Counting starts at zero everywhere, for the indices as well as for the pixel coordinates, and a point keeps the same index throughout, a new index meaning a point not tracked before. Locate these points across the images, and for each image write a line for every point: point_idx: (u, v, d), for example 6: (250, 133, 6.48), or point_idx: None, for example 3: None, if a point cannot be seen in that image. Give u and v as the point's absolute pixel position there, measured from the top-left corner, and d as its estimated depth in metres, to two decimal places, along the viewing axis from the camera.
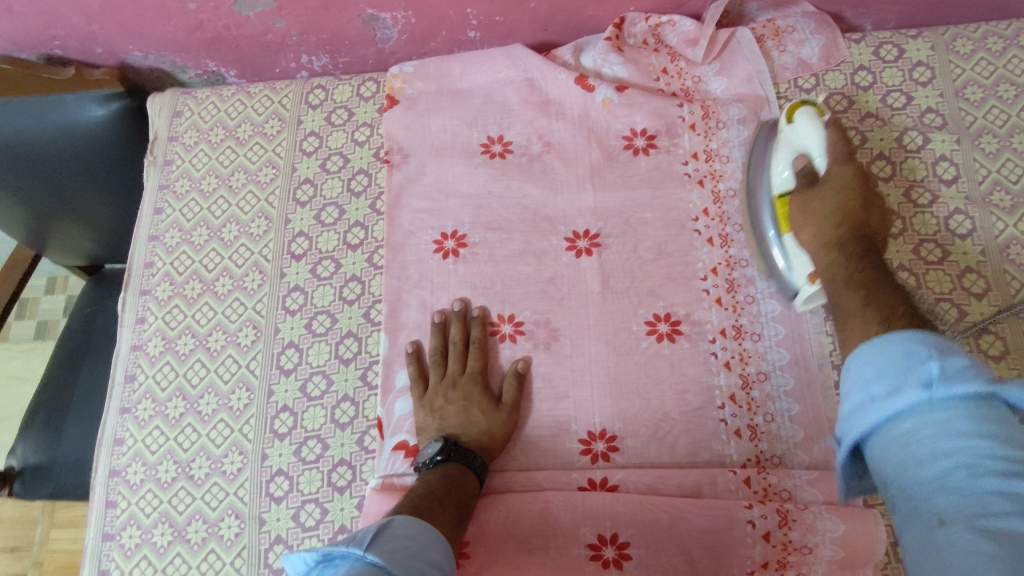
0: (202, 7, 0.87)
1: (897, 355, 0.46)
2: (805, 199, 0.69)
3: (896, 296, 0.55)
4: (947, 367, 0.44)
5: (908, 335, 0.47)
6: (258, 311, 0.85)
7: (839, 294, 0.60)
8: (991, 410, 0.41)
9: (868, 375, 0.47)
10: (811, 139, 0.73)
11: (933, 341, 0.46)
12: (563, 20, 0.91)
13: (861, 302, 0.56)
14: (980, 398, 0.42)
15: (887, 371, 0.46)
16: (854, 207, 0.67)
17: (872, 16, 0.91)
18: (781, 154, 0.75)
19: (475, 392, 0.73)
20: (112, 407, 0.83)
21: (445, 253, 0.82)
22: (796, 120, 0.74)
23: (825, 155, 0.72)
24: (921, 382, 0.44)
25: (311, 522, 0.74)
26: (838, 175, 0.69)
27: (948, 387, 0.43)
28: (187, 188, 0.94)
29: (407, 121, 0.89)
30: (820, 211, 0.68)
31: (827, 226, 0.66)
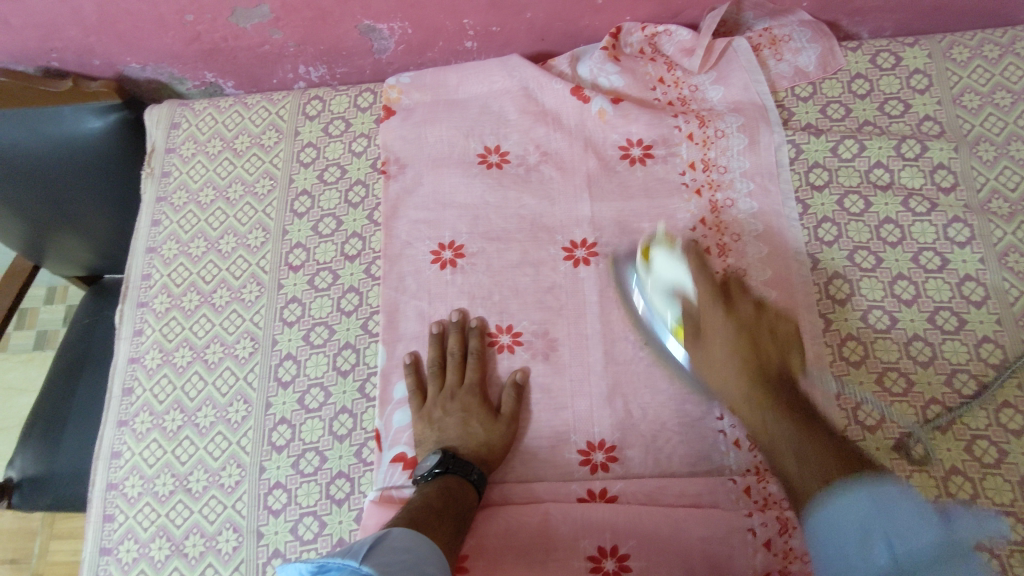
0: (199, 18, 0.87)
1: (859, 521, 0.53)
2: (701, 350, 0.69)
3: (828, 453, 0.57)
4: (909, 528, 0.52)
5: (864, 482, 0.54)
6: (256, 323, 0.85)
7: (781, 459, 0.60)
8: (951, 558, 0.51)
9: (836, 531, 0.53)
10: (677, 278, 0.72)
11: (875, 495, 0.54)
12: (559, 30, 0.91)
13: (799, 468, 0.58)
14: (936, 551, 0.51)
15: (860, 535, 0.53)
16: (749, 347, 0.66)
17: (869, 24, 0.91)
18: (654, 297, 0.74)
19: (473, 404, 0.73)
20: (109, 420, 0.83)
21: (443, 264, 0.82)
22: (653, 263, 0.75)
23: (696, 293, 0.71)
24: (890, 550, 0.52)
25: (309, 535, 0.74)
26: (720, 317, 0.69)
27: (913, 551, 0.51)
28: (185, 200, 0.94)
29: (404, 132, 0.89)
30: (723, 363, 0.67)
31: (732, 374, 0.66)
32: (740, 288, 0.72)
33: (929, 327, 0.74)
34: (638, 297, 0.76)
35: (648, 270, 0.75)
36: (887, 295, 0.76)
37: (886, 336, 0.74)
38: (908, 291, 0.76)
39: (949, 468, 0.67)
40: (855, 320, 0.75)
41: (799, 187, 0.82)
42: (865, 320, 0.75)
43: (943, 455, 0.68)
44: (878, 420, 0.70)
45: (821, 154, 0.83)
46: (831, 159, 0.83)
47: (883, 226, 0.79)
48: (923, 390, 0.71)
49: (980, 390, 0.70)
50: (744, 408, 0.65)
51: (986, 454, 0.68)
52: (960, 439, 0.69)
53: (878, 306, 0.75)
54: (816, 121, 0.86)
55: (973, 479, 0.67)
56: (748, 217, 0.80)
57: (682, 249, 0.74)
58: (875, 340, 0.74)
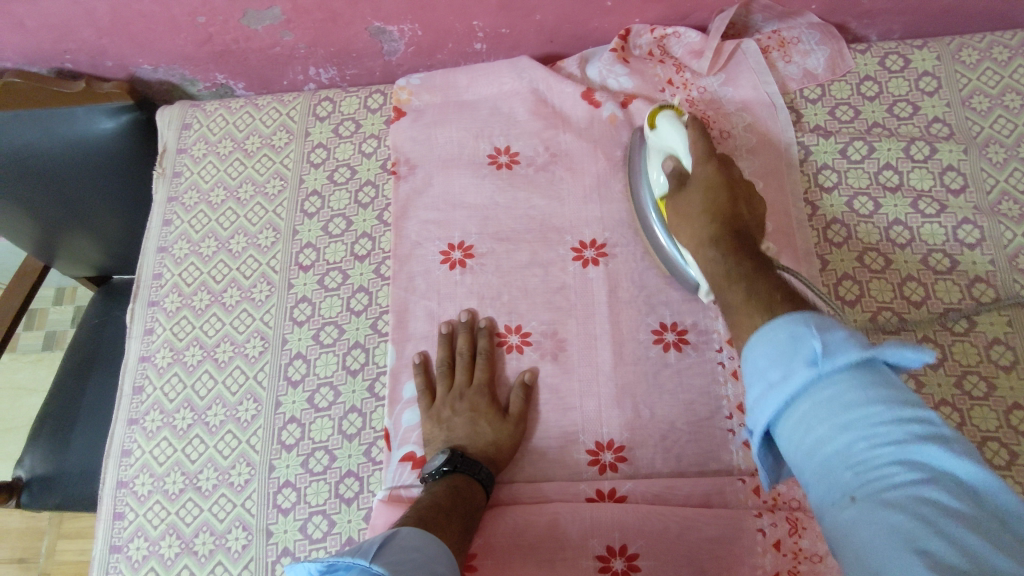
0: (211, 20, 0.88)
1: (786, 341, 0.48)
2: (678, 203, 0.72)
3: (772, 293, 0.57)
4: (832, 342, 0.46)
5: (804, 315, 0.49)
6: (266, 322, 0.85)
7: (726, 292, 0.62)
8: (873, 380, 0.44)
9: (761, 362, 0.49)
10: (676, 142, 0.76)
11: (813, 321, 0.48)
12: (569, 33, 0.92)
13: (743, 301, 0.58)
14: (863, 366, 0.44)
15: (778, 356, 0.48)
16: (724, 206, 0.70)
17: (877, 27, 0.91)
18: (653, 159, 0.78)
19: (482, 404, 0.73)
20: (119, 418, 0.84)
21: (452, 264, 0.82)
22: (658, 125, 0.78)
23: (690, 158, 0.74)
24: (808, 364, 0.46)
25: (318, 534, 0.74)
26: (705, 175, 0.72)
27: (833, 363, 0.45)
28: (196, 200, 0.94)
29: (414, 133, 0.90)
30: (695, 218, 0.70)
31: (703, 226, 0.69)
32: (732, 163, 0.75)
33: (939, 329, 0.74)
34: (642, 160, 0.80)
35: (652, 132, 0.79)
36: (897, 296, 0.76)
37: (896, 337, 0.74)
38: (918, 292, 0.76)
39: None
40: (864, 321, 0.75)
41: (808, 189, 0.82)
42: (874, 322, 0.75)
43: None
44: None
45: (830, 156, 0.84)
46: (840, 161, 0.83)
47: (892, 227, 0.79)
48: (934, 392, 0.71)
49: (991, 392, 0.70)
50: (704, 252, 0.68)
51: (997, 456, 0.67)
52: (971, 440, 0.68)
53: (888, 308, 0.75)
54: (825, 123, 0.86)
55: None
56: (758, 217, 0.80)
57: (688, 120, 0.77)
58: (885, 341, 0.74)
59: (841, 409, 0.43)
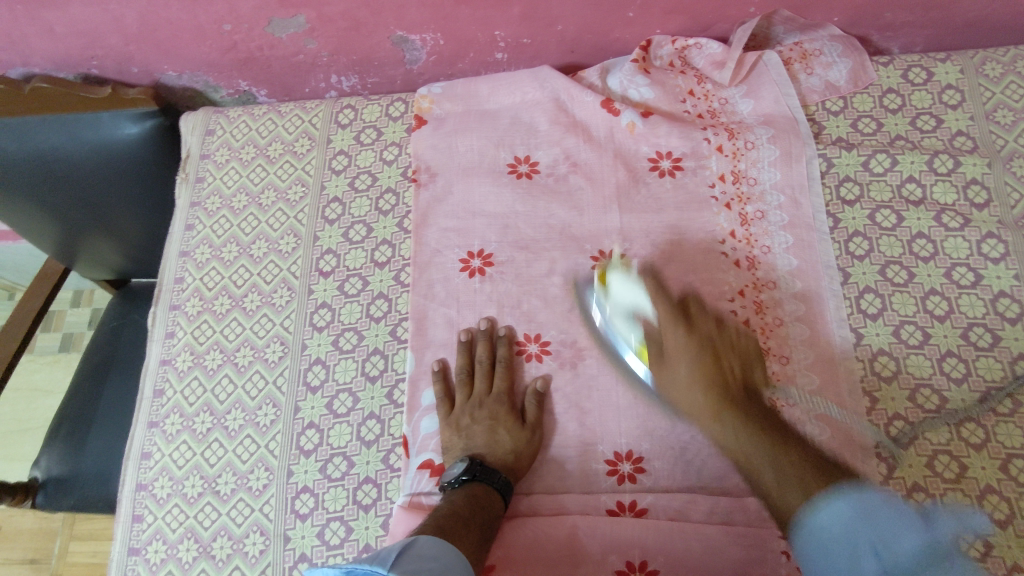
0: (236, 28, 0.89)
1: (848, 523, 0.53)
2: (664, 369, 0.71)
3: (804, 464, 0.59)
4: (890, 536, 0.52)
5: (843, 489, 0.55)
6: (286, 328, 0.86)
7: (755, 465, 0.61)
8: (936, 561, 0.50)
9: (825, 540, 0.54)
10: (634, 300, 0.74)
11: (859, 501, 0.54)
12: (590, 43, 0.92)
13: (775, 478, 0.59)
14: (925, 555, 0.51)
15: (852, 529, 0.53)
16: (713, 367, 0.69)
17: (899, 39, 0.91)
18: (616, 322, 0.75)
19: (501, 413, 0.73)
20: (140, 421, 0.84)
21: (472, 272, 0.82)
22: (610, 287, 0.76)
23: (656, 313, 0.73)
24: (875, 557, 0.51)
25: (335, 541, 0.74)
26: (681, 341, 0.71)
27: (898, 555, 0.51)
28: (219, 205, 0.95)
29: (435, 141, 0.90)
30: (685, 383, 0.69)
31: (700, 396, 0.68)
32: (701, 309, 0.74)
33: (962, 344, 0.73)
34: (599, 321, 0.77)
35: (604, 295, 0.77)
36: (920, 310, 0.75)
37: (918, 351, 0.73)
38: (941, 306, 0.75)
39: (985, 487, 0.67)
40: (886, 335, 0.74)
41: (829, 201, 0.82)
42: (897, 335, 0.74)
43: (977, 474, 0.67)
44: (910, 437, 0.70)
45: (852, 168, 0.83)
46: (862, 173, 0.83)
47: (916, 240, 0.79)
48: (957, 408, 0.70)
49: (1016, 409, 0.69)
50: (700, 408, 0.67)
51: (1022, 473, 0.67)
52: (995, 457, 0.68)
53: (911, 321, 0.75)
54: (847, 135, 0.86)
55: (1009, 498, 0.66)
56: (779, 229, 0.80)
57: (636, 274, 0.77)
58: (907, 355, 0.73)
59: (889, 550, 0.51)
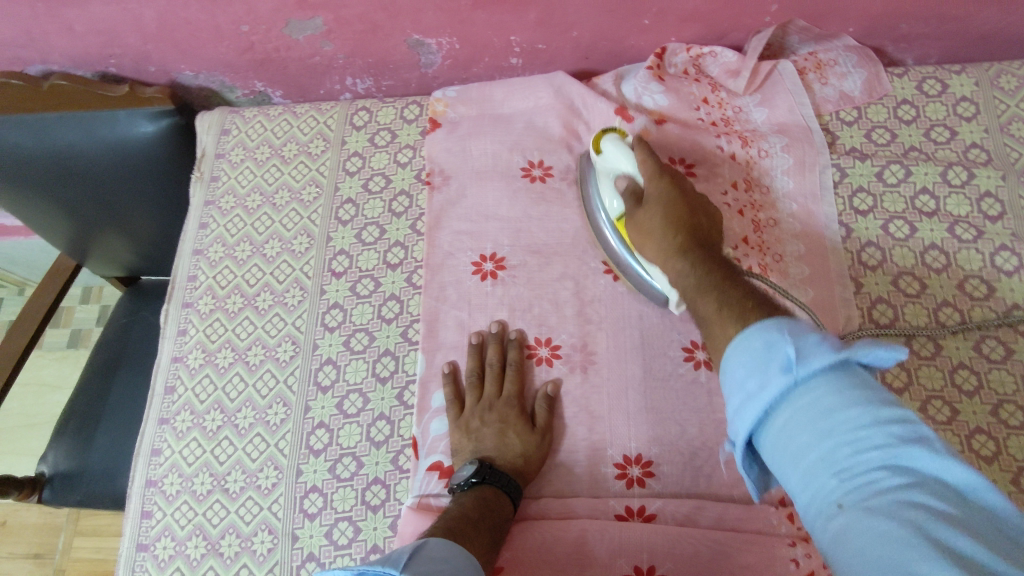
0: (254, 29, 0.90)
1: (760, 356, 0.47)
2: (636, 219, 0.72)
3: (742, 297, 0.56)
4: (801, 341, 0.45)
5: (773, 321, 0.49)
6: (298, 327, 0.86)
7: (695, 303, 0.60)
8: (849, 374, 0.44)
9: (735, 373, 0.48)
10: (621, 163, 0.76)
11: (786, 327, 0.47)
12: (604, 49, 0.93)
13: (716, 309, 0.57)
14: (836, 370, 0.44)
15: (755, 366, 0.47)
16: (684, 213, 0.69)
17: (914, 51, 0.91)
18: (604, 184, 0.78)
19: (511, 416, 0.73)
20: (151, 417, 0.85)
21: (484, 275, 0.82)
22: (603, 149, 0.78)
23: (639, 172, 0.74)
24: (782, 368, 0.45)
25: (343, 541, 0.74)
26: (659, 191, 0.71)
27: (807, 367, 0.44)
28: (232, 204, 0.96)
29: (449, 144, 0.91)
30: (652, 228, 0.70)
31: (665, 241, 0.68)
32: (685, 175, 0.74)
33: (974, 356, 0.73)
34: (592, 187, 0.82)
35: (597, 156, 0.79)
36: (932, 321, 0.75)
37: (930, 362, 0.73)
38: (953, 318, 0.75)
39: None
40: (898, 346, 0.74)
41: (842, 211, 0.82)
42: (909, 347, 0.74)
43: None
44: None
45: (866, 178, 0.83)
46: (875, 184, 0.83)
47: (928, 251, 0.79)
48: (969, 420, 0.70)
49: None
50: (660, 243, 0.68)
51: None
52: (1006, 470, 0.68)
53: (923, 332, 0.75)
54: (861, 145, 0.86)
55: None
56: (791, 236, 0.80)
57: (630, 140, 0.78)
58: (919, 366, 0.73)
59: (829, 417, 0.42)
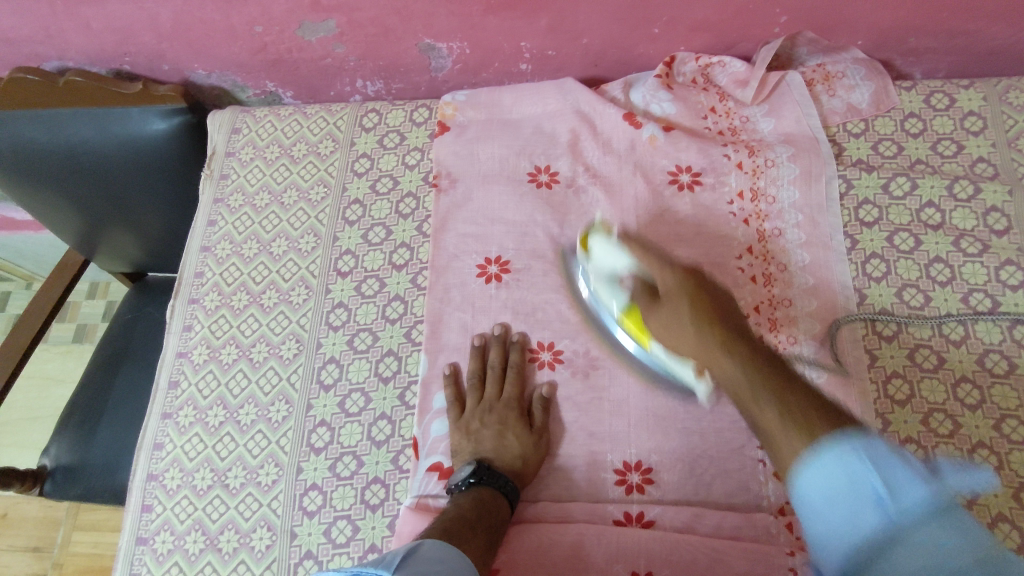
0: (267, 30, 0.91)
1: (845, 486, 0.48)
2: (659, 316, 0.69)
3: (806, 405, 0.53)
4: (888, 471, 0.47)
5: (850, 435, 0.50)
6: (302, 325, 0.86)
7: (753, 410, 0.57)
8: (944, 509, 0.44)
9: (817, 501, 0.49)
10: (614, 262, 0.75)
11: (866, 448, 0.48)
12: (614, 57, 0.93)
13: (779, 418, 0.54)
14: (931, 507, 0.45)
15: (840, 496, 0.48)
16: (709, 305, 0.66)
17: (922, 65, 0.91)
18: (600, 287, 0.77)
19: (510, 418, 0.74)
20: (154, 412, 0.85)
21: (488, 278, 0.83)
22: (592, 251, 0.78)
23: (642, 267, 0.73)
24: (876, 504, 0.46)
25: (342, 539, 0.74)
26: (671, 283, 0.69)
27: (899, 504, 0.46)
28: (241, 202, 0.96)
29: (457, 148, 0.91)
30: (678, 317, 0.67)
31: (698, 335, 0.64)
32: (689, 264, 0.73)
33: (977, 370, 0.73)
34: (589, 288, 0.80)
35: (589, 260, 0.78)
36: (935, 334, 0.75)
37: (933, 375, 0.73)
38: (957, 331, 0.75)
39: (996, 515, 0.66)
40: (901, 358, 0.74)
41: (847, 222, 0.82)
42: (912, 359, 0.74)
43: (989, 501, 0.67)
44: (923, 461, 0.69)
45: (872, 190, 0.83)
46: (881, 196, 0.83)
47: (933, 264, 0.79)
48: (971, 434, 0.70)
49: None
50: (692, 343, 0.65)
51: None
52: (1008, 486, 0.67)
53: (926, 345, 0.75)
54: (867, 158, 0.86)
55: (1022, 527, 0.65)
56: (796, 246, 0.80)
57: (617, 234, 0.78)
58: (922, 379, 0.73)
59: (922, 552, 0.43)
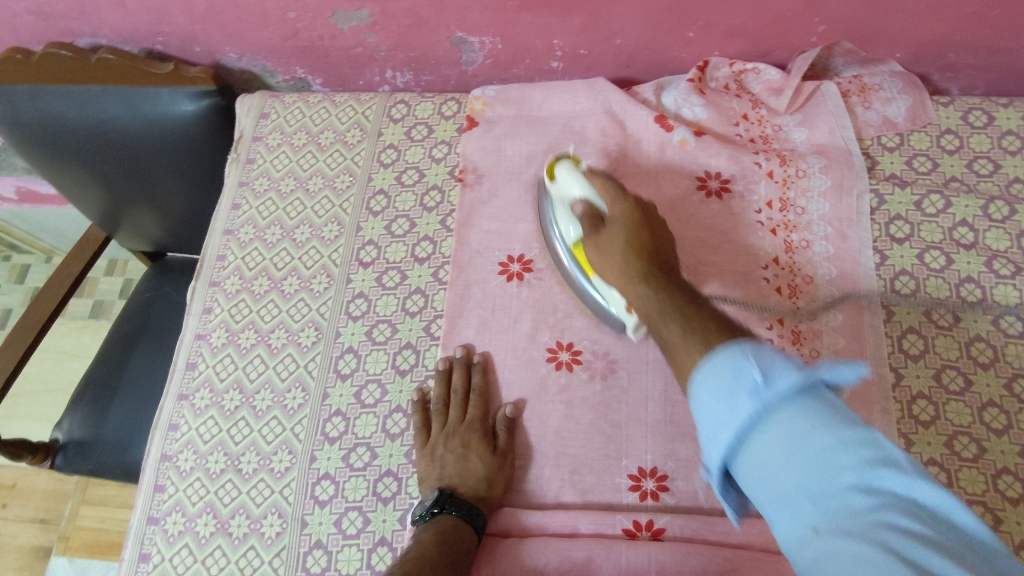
0: (301, 16, 0.91)
1: (729, 381, 0.45)
2: (597, 241, 0.69)
3: (710, 323, 0.52)
4: (770, 368, 0.45)
5: (739, 341, 0.48)
6: (321, 313, 0.86)
7: (659, 327, 0.57)
8: (821, 401, 0.43)
9: (705, 410, 0.47)
10: (573, 187, 0.76)
11: (757, 353, 0.46)
12: (646, 59, 0.92)
13: (676, 334, 0.53)
14: (802, 390, 0.43)
15: (725, 397, 0.45)
16: (645, 239, 0.67)
17: (960, 81, 0.90)
18: (561, 213, 0.78)
19: (473, 440, 0.73)
20: (170, 392, 0.85)
21: (509, 277, 0.83)
22: (558, 177, 0.78)
23: (599, 197, 0.73)
24: None
25: (352, 531, 0.74)
26: (620, 213, 0.70)
27: None
28: (266, 187, 0.96)
29: (484, 143, 0.91)
30: (614, 245, 0.67)
31: (625, 261, 0.65)
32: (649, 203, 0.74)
33: (1005, 394, 0.72)
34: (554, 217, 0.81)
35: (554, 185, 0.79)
36: (963, 355, 0.74)
37: (959, 399, 0.72)
38: (986, 354, 0.74)
39: (1019, 544, 0.65)
40: (927, 378, 0.73)
41: (878, 237, 0.81)
42: (938, 380, 0.73)
43: (1012, 529, 0.66)
44: (945, 483, 0.68)
45: (904, 207, 0.82)
46: (914, 213, 0.82)
47: (964, 284, 0.77)
48: (995, 459, 0.69)
49: None
50: (615, 268, 0.66)
51: None
52: None
53: (953, 366, 0.73)
54: (901, 172, 0.85)
55: None
56: (823, 259, 0.79)
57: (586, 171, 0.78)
58: (947, 401, 0.72)
59: (807, 441, 0.41)
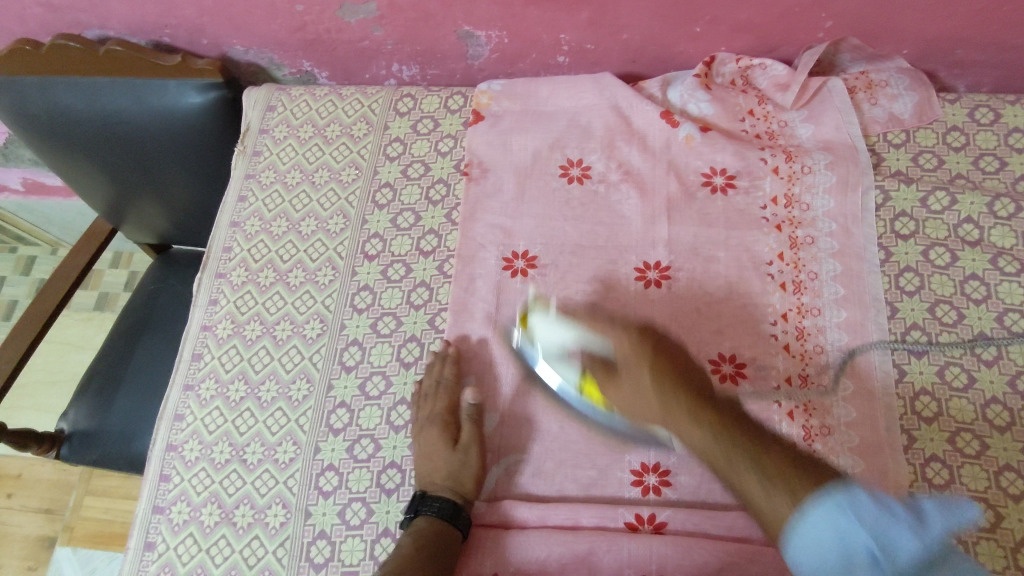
0: (308, 9, 0.91)
1: (834, 538, 0.50)
2: (621, 392, 0.70)
3: (782, 463, 0.56)
4: (877, 526, 0.49)
5: (826, 486, 0.52)
6: (326, 306, 0.87)
7: (734, 475, 0.58)
8: (931, 560, 0.48)
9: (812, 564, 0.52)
10: (560, 338, 0.74)
11: (857, 506, 0.50)
12: (653, 54, 0.92)
13: (763, 490, 0.56)
14: (917, 554, 0.48)
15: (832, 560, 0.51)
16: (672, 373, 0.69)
17: (967, 78, 0.90)
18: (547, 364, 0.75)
19: (433, 437, 0.74)
20: (176, 382, 0.86)
21: (514, 272, 0.83)
22: (533, 329, 0.76)
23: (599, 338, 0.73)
24: None
25: (355, 521, 0.75)
26: (631, 353, 0.71)
27: None
28: (272, 179, 0.97)
29: (490, 138, 0.91)
30: (647, 388, 0.68)
31: (675, 399, 0.66)
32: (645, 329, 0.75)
33: (1009, 392, 0.72)
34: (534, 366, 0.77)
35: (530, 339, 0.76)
36: (966, 352, 0.74)
37: (962, 395, 0.72)
38: (990, 351, 0.74)
39: (1020, 540, 0.65)
40: (930, 374, 0.73)
41: (882, 234, 0.81)
42: (941, 377, 0.73)
43: (1014, 526, 0.66)
44: (947, 479, 0.68)
45: (910, 203, 0.82)
46: (919, 210, 0.82)
47: (968, 281, 0.77)
48: (998, 456, 0.69)
49: None
50: (657, 416, 0.67)
51: None
52: None
53: (957, 363, 0.73)
54: (907, 169, 0.85)
55: None
56: (828, 256, 0.79)
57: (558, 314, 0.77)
58: (950, 398, 0.72)
59: None
